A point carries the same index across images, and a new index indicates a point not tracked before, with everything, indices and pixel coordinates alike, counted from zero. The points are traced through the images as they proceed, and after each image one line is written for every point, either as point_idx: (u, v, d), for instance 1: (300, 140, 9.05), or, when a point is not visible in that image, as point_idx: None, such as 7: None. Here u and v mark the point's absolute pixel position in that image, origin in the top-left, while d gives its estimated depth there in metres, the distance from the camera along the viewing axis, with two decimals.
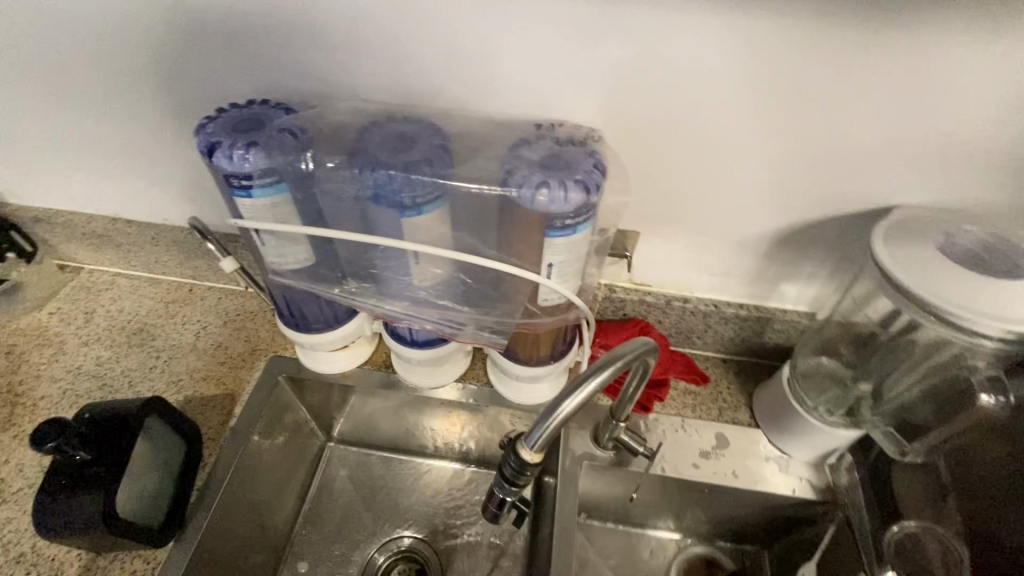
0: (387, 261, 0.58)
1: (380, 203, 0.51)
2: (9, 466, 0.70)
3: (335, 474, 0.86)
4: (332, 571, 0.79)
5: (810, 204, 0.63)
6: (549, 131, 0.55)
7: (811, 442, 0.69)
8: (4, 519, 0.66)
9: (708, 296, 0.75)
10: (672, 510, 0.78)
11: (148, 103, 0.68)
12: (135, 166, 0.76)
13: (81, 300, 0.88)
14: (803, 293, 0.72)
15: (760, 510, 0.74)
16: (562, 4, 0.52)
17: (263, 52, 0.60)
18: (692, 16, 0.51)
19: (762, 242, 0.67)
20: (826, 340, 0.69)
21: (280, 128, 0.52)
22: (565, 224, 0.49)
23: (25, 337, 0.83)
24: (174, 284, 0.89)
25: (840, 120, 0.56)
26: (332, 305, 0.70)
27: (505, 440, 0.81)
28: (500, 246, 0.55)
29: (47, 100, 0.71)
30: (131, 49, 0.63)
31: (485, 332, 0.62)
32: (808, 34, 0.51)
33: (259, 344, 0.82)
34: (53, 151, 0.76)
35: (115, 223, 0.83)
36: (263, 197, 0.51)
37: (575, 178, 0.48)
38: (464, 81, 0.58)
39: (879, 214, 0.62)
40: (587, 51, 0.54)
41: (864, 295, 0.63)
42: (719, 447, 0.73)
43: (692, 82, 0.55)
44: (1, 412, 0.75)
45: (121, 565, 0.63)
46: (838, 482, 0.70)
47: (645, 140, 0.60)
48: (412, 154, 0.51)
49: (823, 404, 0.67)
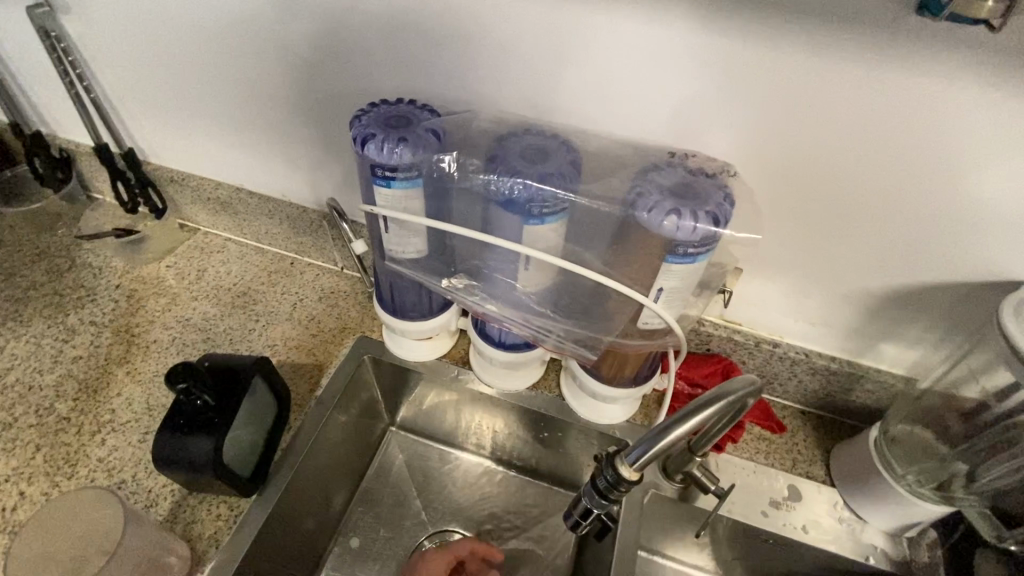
0: (497, 263, 0.60)
1: (508, 208, 0.54)
2: (120, 398, 0.76)
3: (395, 459, 0.89)
4: (382, 552, 0.81)
5: (919, 269, 0.61)
6: (682, 161, 0.56)
7: (894, 512, 0.66)
8: (111, 446, 0.72)
9: (799, 344, 0.74)
10: (728, 554, 0.76)
11: (290, 89, 0.73)
12: (266, 144, 0.81)
13: (194, 259, 0.94)
14: (902, 356, 0.70)
15: (824, 572, 0.71)
16: (710, 40, 0.52)
17: (412, 53, 0.63)
18: (819, 61, 0.50)
19: (868, 298, 0.66)
20: (923, 409, 0.66)
21: (427, 128, 0.56)
22: (687, 253, 0.51)
23: (144, 285, 0.90)
24: (277, 256, 0.95)
25: (956, 191, 0.54)
26: (429, 296, 0.73)
27: (567, 454, 0.81)
28: (611, 265, 0.56)
29: (201, 76, 0.77)
30: (287, 38, 0.68)
31: (576, 346, 0.63)
32: (928, 104, 0.50)
33: (349, 323, 0.86)
34: (195, 122, 0.83)
35: (238, 192, 0.89)
36: (401, 188, 0.56)
37: (706, 210, 0.50)
38: (595, 103, 0.60)
39: (1006, 288, 0.59)
40: (726, 88, 0.54)
41: (979, 368, 0.60)
42: (791, 500, 0.71)
43: (806, 126, 0.54)
44: (118, 348, 0.82)
45: (208, 507, 0.67)
46: (916, 558, 0.67)
47: (754, 179, 0.59)
48: (547, 166, 0.54)
49: (913, 474, 0.63)
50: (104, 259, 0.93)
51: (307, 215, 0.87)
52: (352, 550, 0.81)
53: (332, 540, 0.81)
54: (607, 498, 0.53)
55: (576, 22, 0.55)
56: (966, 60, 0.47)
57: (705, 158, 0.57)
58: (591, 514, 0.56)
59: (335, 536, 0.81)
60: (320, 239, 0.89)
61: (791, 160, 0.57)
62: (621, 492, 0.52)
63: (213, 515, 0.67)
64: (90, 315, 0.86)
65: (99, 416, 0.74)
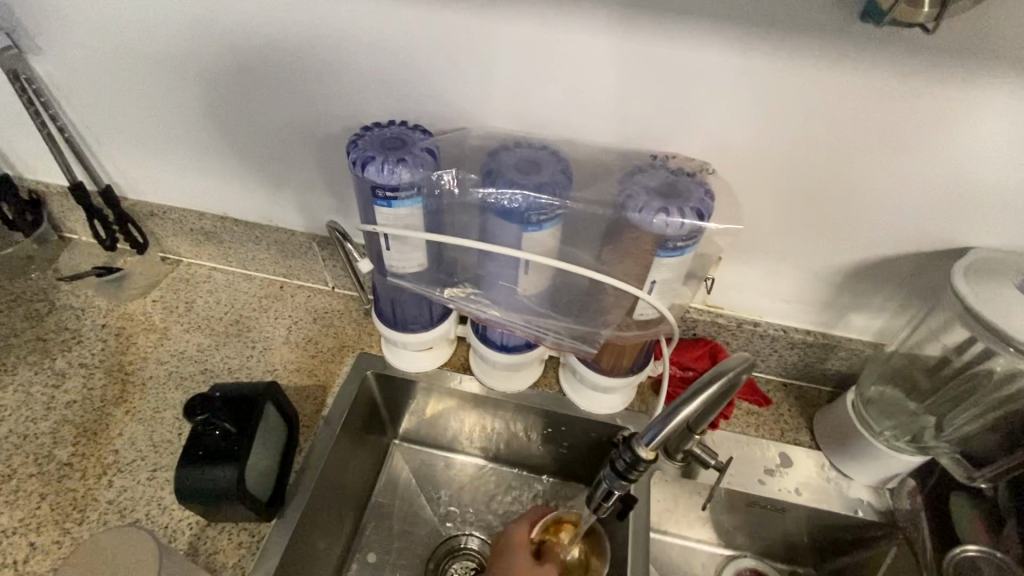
0: (498, 270, 0.63)
1: (508, 218, 0.57)
2: (123, 438, 0.76)
3: (403, 470, 0.90)
4: (400, 563, 0.82)
5: (879, 243, 0.67)
6: (663, 162, 0.61)
7: (874, 467, 0.72)
8: (120, 487, 0.71)
9: (777, 322, 0.79)
10: (730, 524, 0.81)
11: (273, 118, 0.74)
12: (250, 172, 0.82)
13: (181, 291, 0.94)
14: (869, 324, 0.76)
15: (818, 529, 0.77)
16: (684, 51, 0.56)
17: (397, 76, 0.65)
18: (785, 65, 0.55)
19: (837, 273, 0.72)
20: (892, 369, 0.72)
21: (423, 147, 0.59)
22: (677, 246, 0.55)
23: (132, 322, 0.89)
24: (266, 281, 0.95)
25: (906, 172, 0.60)
26: (429, 307, 0.76)
27: (571, 447, 0.85)
28: (606, 262, 0.60)
29: (180, 109, 0.77)
30: (269, 68, 0.69)
31: (577, 342, 0.67)
32: (876, 96, 0.56)
33: (347, 341, 0.87)
34: (175, 155, 0.83)
35: (222, 221, 0.89)
36: (403, 207, 0.58)
37: (690, 206, 0.54)
38: (578, 113, 0.63)
39: (955, 255, 0.66)
40: (701, 95, 0.59)
41: (938, 327, 0.66)
42: (783, 466, 0.76)
43: (776, 122, 0.59)
44: (113, 388, 0.81)
45: (229, 536, 0.68)
46: (898, 506, 0.73)
47: (731, 173, 0.64)
48: (541, 176, 0.58)
49: (889, 429, 0.70)
50: (86, 298, 0.92)
51: (295, 238, 0.87)
52: (370, 565, 0.82)
53: (349, 557, 0.82)
54: (627, 478, 0.57)
55: (556, 40, 0.58)
56: (906, 57, 0.53)
57: (684, 157, 0.62)
58: (612, 496, 0.60)
59: (352, 552, 0.82)
60: (310, 261, 0.90)
61: (763, 154, 0.62)
62: (639, 471, 0.56)
63: (234, 543, 0.67)
64: (79, 357, 0.84)
65: (103, 459, 0.74)
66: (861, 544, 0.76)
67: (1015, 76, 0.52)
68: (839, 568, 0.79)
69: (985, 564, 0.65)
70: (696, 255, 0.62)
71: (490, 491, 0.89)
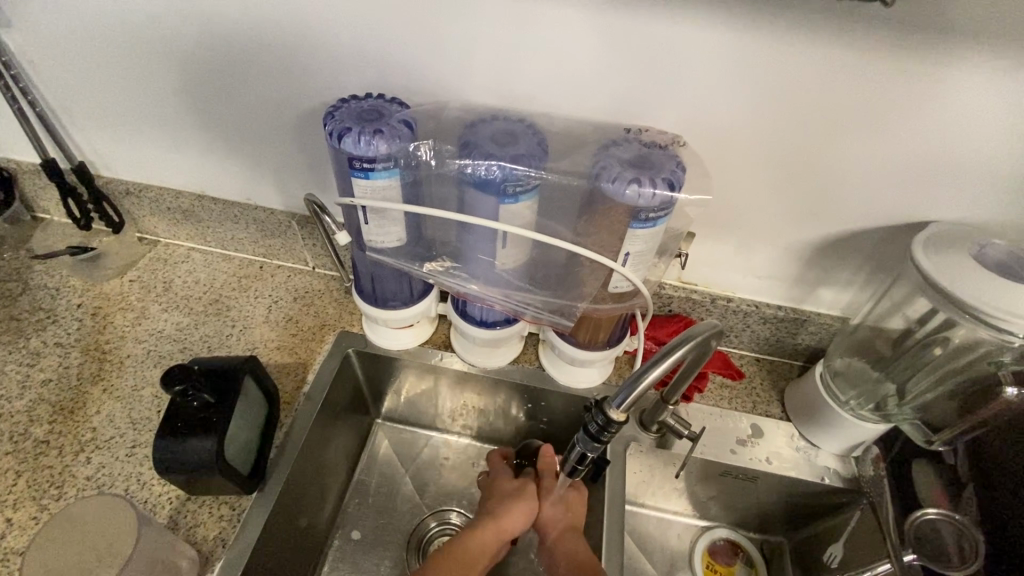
0: (475, 243, 0.64)
1: (484, 189, 0.58)
2: (101, 416, 0.75)
3: (385, 449, 0.91)
4: (382, 538, 0.83)
5: (846, 218, 0.69)
6: (637, 135, 0.62)
7: (840, 435, 0.75)
8: (98, 463, 0.71)
9: (750, 298, 0.82)
10: (705, 494, 0.84)
11: (249, 94, 0.73)
12: (228, 149, 0.81)
13: (159, 271, 0.93)
14: (837, 298, 0.79)
15: (787, 497, 0.80)
16: (657, 26, 0.57)
17: (375, 51, 0.65)
18: (755, 39, 0.57)
19: (806, 249, 0.74)
20: (857, 342, 0.75)
21: (400, 120, 0.59)
22: (649, 217, 0.57)
23: (109, 301, 0.88)
24: (246, 261, 0.95)
25: (872, 147, 0.62)
26: (409, 283, 0.76)
27: (551, 422, 0.86)
28: (581, 235, 0.62)
29: (154, 85, 0.76)
30: (245, 43, 0.68)
31: (554, 315, 0.68)
32: (844, 71, 0.57)
33: (328, 320, 0.87)
34: (150, 131, 0.82)
35: (200, 200, 0.88)
36: (380, 179, 0.59)
37: (662, 177, 0.55)
38: (554, 88, 0.64)
39: (917, 229, 0.69)
40: (674, 69, 0.60)
41: (901, 299, 0.69)
42: (754, 436, 0.79)
43: (747, 97, 0.61)
44: (90, 367, 0.80)
45: (209, 509, 0.68)
46: (863, 473, 0.76)
47: (705, 148, 0.66)
48: (518, 148, 0.59)
49: (853, 398, 0.73)
50: (61, 278, 0.91)
51: (275, 217, 0.87)
52: (353, 541, 0.83)
53: (330, 532, 0.82)
54: (599, 441, 0.59)
55: (532, 14, 0.59)
56: (870, 33, 0.54)
57: (657, 131, 0.63)
58: (586, 459, 0.62)
59: (334, 528, 0.83)
60: (289, 240, 0.90)
61: (737, 129, 0.64)
62: (611, 433, 0.57)
63: (215, 517, 0.68)
64: (54, 336, 0.83)
65: (80, 436, 0.73)
66: (829, 511, 0.79)
67: (970, 53, 0.54)
68: (807, 535, 0.82)
69: (945, 526, 0.69)
70: (669, 230, 0.64)
71: (470, 467, 0.90)
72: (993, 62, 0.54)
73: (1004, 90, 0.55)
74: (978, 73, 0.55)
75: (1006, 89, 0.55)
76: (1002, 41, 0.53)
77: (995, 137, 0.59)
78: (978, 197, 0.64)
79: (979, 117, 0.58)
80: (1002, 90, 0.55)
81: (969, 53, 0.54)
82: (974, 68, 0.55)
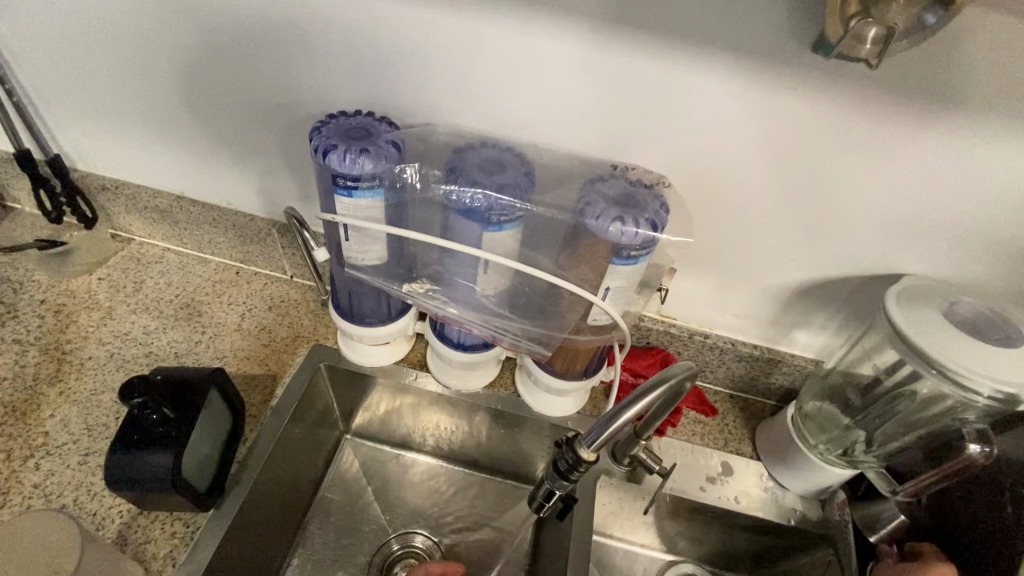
0: (457, 267, 0.64)
1: (468, 216, 0.58)
2: (54, 420, 0.72)
3: (352, 466, 0.89)
4: (340, 561, 0.80)
5: (826, 264, 0.70)
6: (623, 172, 0.63)
7: (807, 478, 0.75)
8: (47, 471, 0.68)
9: (726, 335, 0.82)
10: (674, 530, 0.83)
11: (236, 97, 0.72)
12: (210, 152, 0.80)
13: (131, 270, 0.90)
14: (812, 341, 0.80)
15: (754, 537, 0.80)
16: (651, 66, 0.58)
17: (369, 70, 0.65)
18: (746, 88, 0.58)
19: (782, 291, 0.75)
20: (829, 385, 0.76)
21: (388, 140, 0.59)
22: (630, 255, 0.57)
23: (74, 300, 0.85)
24: (221, 266, 0.92)
25: (855, 195, 0.63)
26: (387, 301, 0.75)
27: (524, 449, 0.85)
28: (561, 266, 0.62)
29: (137, 82, 0.74)
30: (234, 50, 0.67)
31: (532, 343, 0.68)
32: (832, 122, 0.58)
33: (302, 331, 0.85)
34: (130, 128, 0.80)
35: (179, 201, 0.86)
36: (363, 198, 0.58)
37: (645, 217, 0.56)
38: (546, 120, 0.64)
39: (891, 280, 0.70)
40: (667, 108, 0.61)
41: (872, 348, 0.70)
42: (724, 474, 0.79)
43: (738, 140, 0.61)
44: (47, 368, 0.77)
45: (161, 526, 0.65)
46: (831, 517, 0.76)
47: (694, 187, 0.66)
48: (504, 177, 0.59)
49: (822, 443, 0.73)
50: (26, 272, 0.88)
51: (255, 224, 0.85)
52: (311, 563, 0.79)
53: (289, 551, 0.80)
54: (568, 478, 0.59)
55: (527, 40, 0.59)
56: (855, 91, 0.56)
57: (643, 170, 0.64)
58: (553, 495, 0.62)
59: (292, 548, 0.80)
60: (268, 247, 0.88)
61: (727, 170, 0.64)
62: (581, 471, 0.58)
63: (167, 534, 0.65)
64: (12, 333, 0.80)
65: (31, 440, 0.70)
66: (793, 553, 0.79)
67: (955, 115, 0.55)
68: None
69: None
70: (650, 265, 0.64)
71: (438, 489, 0.88)
72: (973, 126, 0.55)
73: (983, 153, 0.57)
74: (960, 135, 0.56)
75: (982, 153, 0.57)
76: (983, 107, 0.54)
77: (972, 198, 0.60)
78: (952, 254, 0.65)
79: (960, 176, 0.59)
80: (982, 153, 0.57)
81: (954, 115, 0.55)
82: (959, 128, 0.56)
